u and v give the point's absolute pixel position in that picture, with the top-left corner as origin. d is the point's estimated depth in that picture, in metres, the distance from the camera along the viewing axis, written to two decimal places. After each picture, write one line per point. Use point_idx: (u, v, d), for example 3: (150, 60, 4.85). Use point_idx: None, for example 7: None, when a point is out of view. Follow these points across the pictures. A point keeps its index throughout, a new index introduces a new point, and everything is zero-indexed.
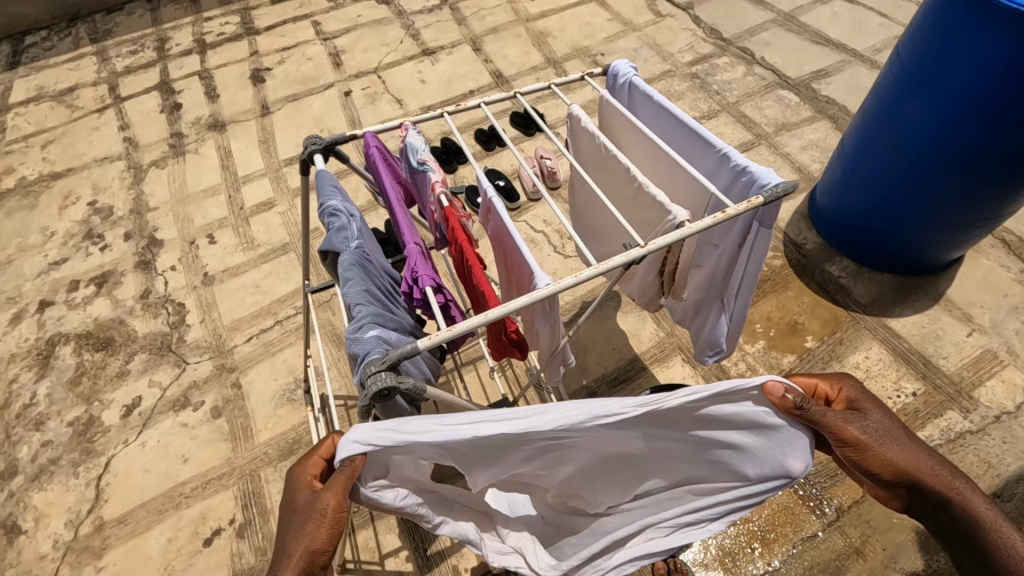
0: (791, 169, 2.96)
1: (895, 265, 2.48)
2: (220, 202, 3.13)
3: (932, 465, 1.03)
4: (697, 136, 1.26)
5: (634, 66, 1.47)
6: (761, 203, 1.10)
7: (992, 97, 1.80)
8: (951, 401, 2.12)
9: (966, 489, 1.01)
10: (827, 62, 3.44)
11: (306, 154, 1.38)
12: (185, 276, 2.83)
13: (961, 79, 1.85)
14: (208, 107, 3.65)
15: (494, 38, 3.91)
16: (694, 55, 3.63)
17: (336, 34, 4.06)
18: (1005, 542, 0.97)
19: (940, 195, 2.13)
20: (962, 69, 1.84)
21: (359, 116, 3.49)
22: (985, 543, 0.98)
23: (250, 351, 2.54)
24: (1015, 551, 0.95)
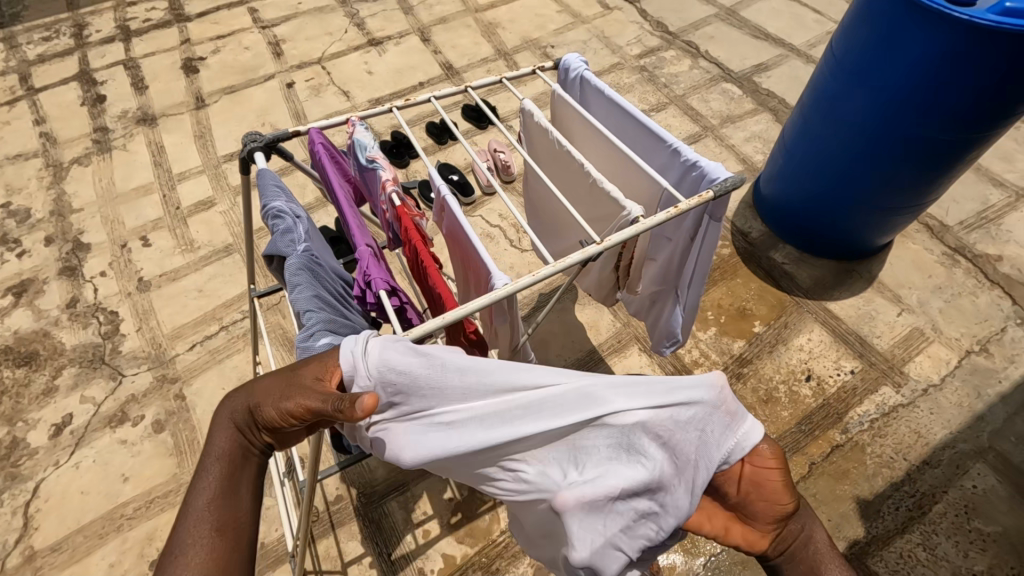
0: (737, 160, 3.07)
1: (834, 251, 2.62)
2: (154, 201, 2.93)
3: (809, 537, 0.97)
4: (649, 131, 1.27)
5: (585, 60, 1.47)
6: (711, 198, 1.12)
7: (917, 90, 1.91)
8: (885, 377, 2.27)
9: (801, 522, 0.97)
10: (767, 57, 3.58)
11: (246, 153, 1.30)
12: (117, 282, 2.64)
13: (893, 68, 1.93)
14: (135, 99, 3.40)
15: (444, 29, 3.83)
16: (642, 48, 3.69)
17: (275, 22, 3.87)
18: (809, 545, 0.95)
19: (874, 181, 2.25)
20: (893, 58, 1.92)
21: (303, 109, 3.35)
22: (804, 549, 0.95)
23: (194, 359, 2.40)
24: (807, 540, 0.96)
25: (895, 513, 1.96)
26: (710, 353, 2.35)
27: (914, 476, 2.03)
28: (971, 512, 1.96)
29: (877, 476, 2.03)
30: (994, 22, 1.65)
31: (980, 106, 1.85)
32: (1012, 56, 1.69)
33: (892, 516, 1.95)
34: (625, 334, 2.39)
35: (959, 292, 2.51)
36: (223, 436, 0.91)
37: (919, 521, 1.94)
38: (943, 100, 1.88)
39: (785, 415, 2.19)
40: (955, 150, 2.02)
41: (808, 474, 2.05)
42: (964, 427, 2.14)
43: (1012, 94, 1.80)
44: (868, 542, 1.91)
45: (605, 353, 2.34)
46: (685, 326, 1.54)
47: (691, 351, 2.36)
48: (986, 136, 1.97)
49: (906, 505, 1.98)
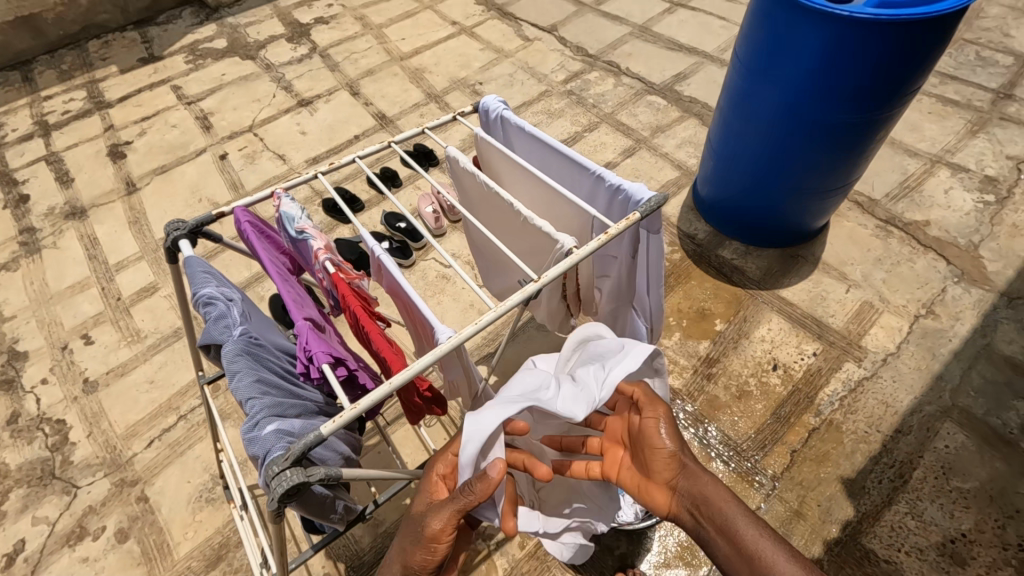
0: (672, 167, 3.17)
1: (778, 240, 2.71)
2: (92, 296, 2.81)
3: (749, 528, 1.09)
4: (572, 161, 1.29)
5: (503, 99, 1.52)
6: (639, 218, 1.14)
7: (813, 82, 2.05)
8: (845, 353, 2.34)
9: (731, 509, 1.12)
10: (683, 66, 3.74)
11: (170, 242, 1.26)
12: (60, 387, 2.49)
13: (795, 64, 2.05)
14: (61, 194, 3.28)
15: (371, 80, 3.88)
16: (567, 73, 3.81)
17: (201, 96, 3.84)
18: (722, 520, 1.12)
19: (798, 170, 2.37)
20: (793, 56, 2.04)
21: (239, 178, 3.30)
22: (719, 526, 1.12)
23: (153, 456, 2.27)
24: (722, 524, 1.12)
25: (879, 487, 1.99)
26: (679, 358, 2.37)
27: (890, 446, 2.08)
28: (948, 472, 2.01)
29: (856, 453, 2.07)
30: (871, 14, 1.78)
31: (872, 92, 1.99)
32: (889, 42, 1.83)
33: (877, 490, 1.99)
34: None
35: (897, 261, 2.63)
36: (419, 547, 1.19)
37: (902, 490, 1.98)
38: (839, 89, 2.02)
39: (760, 407, 2.21)
40: (861, 133, 2.16)
41: (791, 463, 2.07)
42: (927, 389, 2.21)
43: (901, 76, 1.94)
44: (859, 520, 1.93)
45: None
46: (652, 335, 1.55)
47: None
48: (885, 117, 2.11)
49: (888, 476, 2.02)
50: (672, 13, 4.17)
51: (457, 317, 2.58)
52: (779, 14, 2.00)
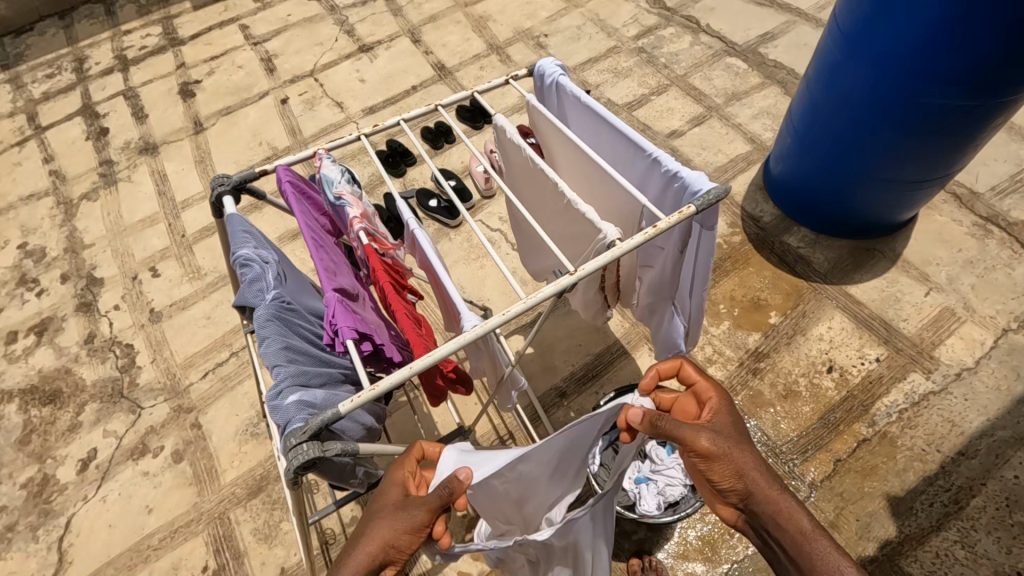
0: (744, 140, 2.91)
1: (853, 230, 2.47)
2: (160, 231, 2.97)
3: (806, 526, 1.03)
4: (627, 140, 1.19)
5: (561, 64, 1.44)
6: (693, 212, 1.04)
7: (920, 58, 1.79)
8: (913, 363, 2.14)
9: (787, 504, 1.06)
10: (772, 24, 3.36)
11: (215, 198, 1.27)
12: (130, 314, 2.69)
13: (903, 34, 1.78)
14: (136, 129, 3.44)
15: (433, 28, 3.75)
16: (639, 28, 3.53)
17: (266, 37, 3.85)
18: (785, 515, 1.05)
19: (887, 156, 2.12)
20: (902, 23, 1.77)
21: (298, 124, 3.33)
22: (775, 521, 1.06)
23: (207, 387, 2.44)
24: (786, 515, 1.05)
25: (929, 510, 1.85)
26: (724, 349, 2.25)
27: (948, 469, 1.92)
28: (1013, 505, 1.84)
29: (908, 470, 1.93)
30: None
31: (992, 73, 1.71)
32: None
33: (926, 513, 1.85)
34: (633, 335, 2.35)
35: (992, 265, 2.34)
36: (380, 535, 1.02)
37: (955, 517, 1.84)
38: (951, 67, 1.75)
39: (806, 410, 2.09)
40: (971, 120, 1.88)
41: (832, 472, 1.95)
42: (1003, 413, 2.00)
43: None
44: (899, 541, 1.81)
45: (615, 355, 2.30)
46: (690, 335, 1.46)
47: (704, 348, 2.27)
48: (1005, 103, 1.82)
49: (941, 500, 1.87)
50: None
51: (499, 283, 2.55)
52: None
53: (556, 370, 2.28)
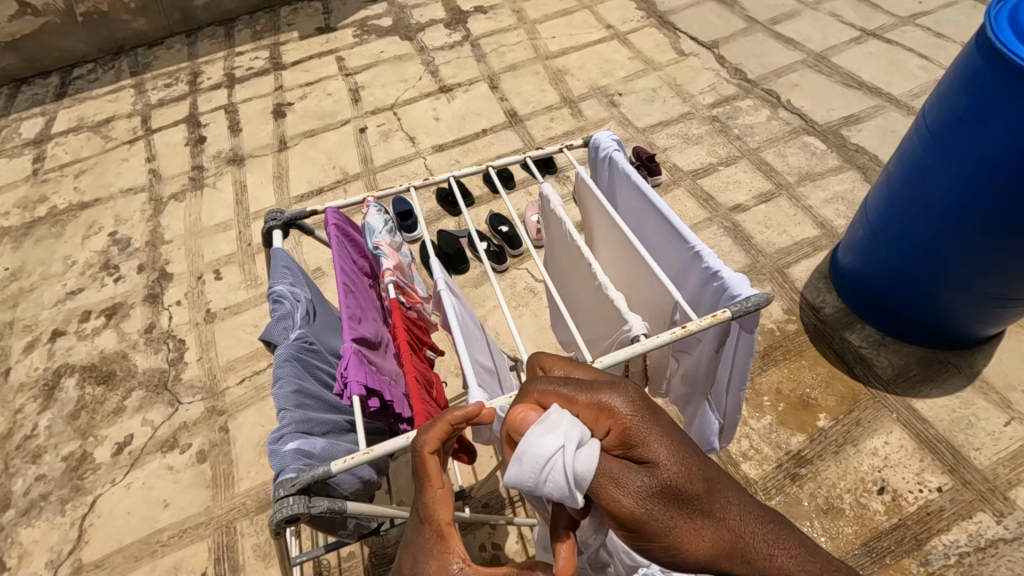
0: (813, 224, 2.77)
1: (926, 339, 2.26)
2: (230, 237, 3.18)
3: None
4: (670, 228, 1.15)
5: (617, 138, 1.42)
6: (728, 317, 0.98)
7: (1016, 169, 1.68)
8: (982, 502, 1.89)
9: None
10: (859, 107, 3.23)
11: (266, 231, 1.34)
12: (189, 311, 2.87)
13: (1006, 136, 1.67)
14: (229, 141, 3.75)
15: (512, 76, 3.88)
16: (716, 97, 3.49)
17: (358, 70, 4.13)
18: None
19: (970, 266, 1.95)
20: (1006, 125, 1.66)
21: (371, 153, 3.51)
22: None
23: (241, 393, 2.54)
24: None
25: None
26: (762, 446, 2.09)
27: None
28: None
29: None
30: None
31: None
32: None
33: None
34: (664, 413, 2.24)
35: None
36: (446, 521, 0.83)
37: None
38: None
39: (849, 532, 1.88)
40: None
41: None
42: None
43: None
44: None
45: None
46: (723, 433, 1.37)
47: (739, 441, 2.11)
48: None
49: None
50: (861, 43, 3.61)
51: (534, 335, 2.53)
52: (995, 74, 1.65)
53: None
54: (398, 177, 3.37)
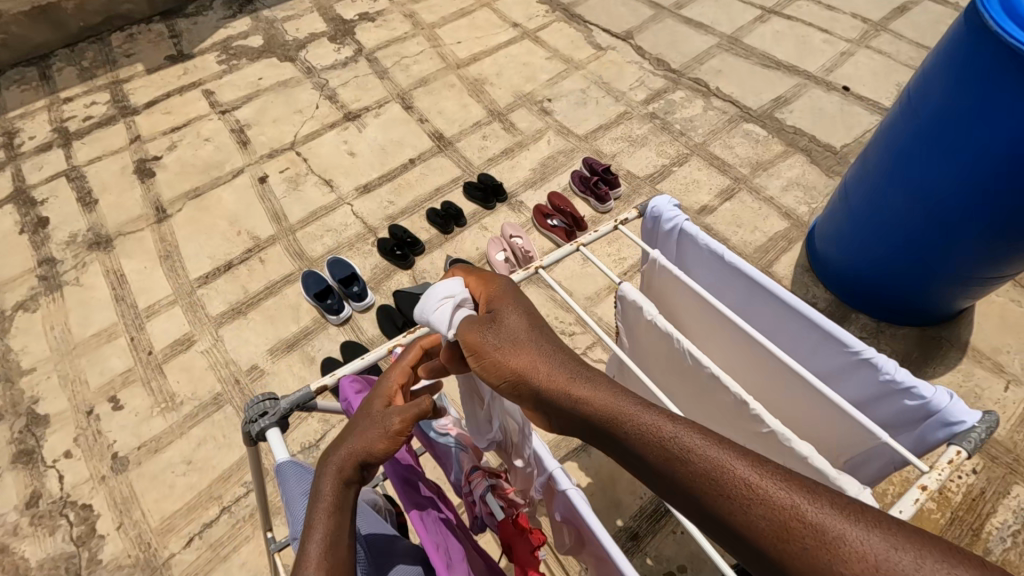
0: (779, 216, 2.74)
1: (913, 319, 2.31)
2: (120, 349, 2.47)
3: (707, 448, 0.67)
4: (821, 329, 0.96)
5: (677, 203, 1.16)
6: (964, 457, 0.81)
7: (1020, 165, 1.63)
8: (1013, 474, 1.96)
9: (721, 458, 0.66)
10: (783, 88, 3.27)
11: (257, 432, 0.93)
12: (86, 464, 2.18)
13: (987, 118, 1.64)
14: (84, 218, 2.93)
15: (426, 92, 3.45)
16: (647, 91, 3.36)
17: (236, 104, 3.43)
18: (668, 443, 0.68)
19: (969, 256, 1.92)
20: (988, 106, 1.63)
21: (282, 207, 2.93)
22: (647, 451, 0.69)
23: (193, 559, 1.96)
24: (668, 448, 0.68)
25: None
26: None
27: None
28: None
29: None
30: None
31: None
32: None
33: None
34: None
35: None
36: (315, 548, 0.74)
37: None
38: None
39: None
40: None
41: None
42: None
43: None
44: None
45: None
46: None
47: None
48: None
49: None
50: (765, 22, 3.67)
51: None
52: (982, 53, 1.59)
53: (621, 506, 2.00)
54: (325, 232, 2.83)
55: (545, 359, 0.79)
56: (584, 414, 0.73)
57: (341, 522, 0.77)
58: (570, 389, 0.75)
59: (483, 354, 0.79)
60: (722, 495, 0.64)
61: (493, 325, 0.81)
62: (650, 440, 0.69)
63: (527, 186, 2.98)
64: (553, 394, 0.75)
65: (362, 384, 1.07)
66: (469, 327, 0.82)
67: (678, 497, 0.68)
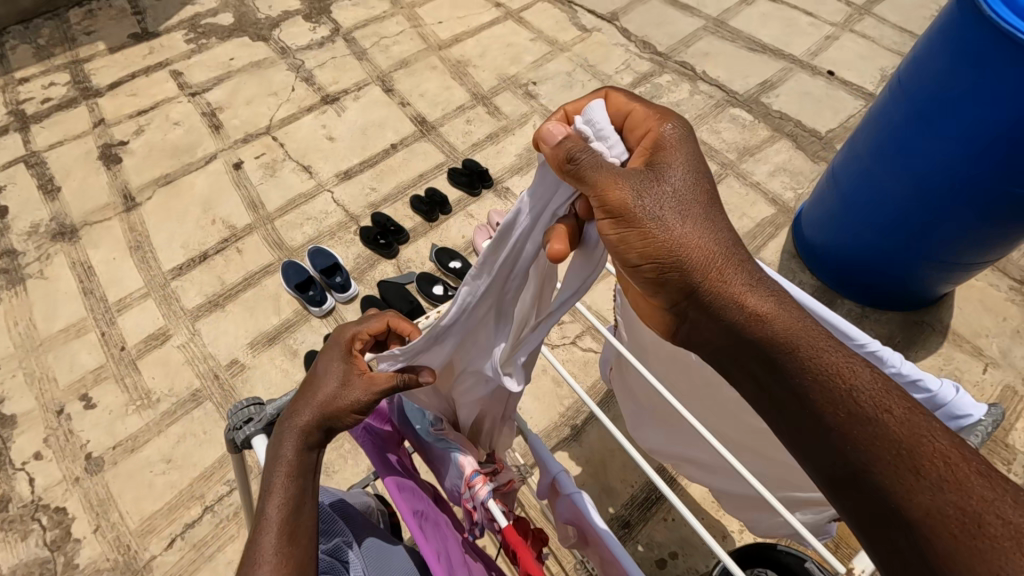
0: (767, 201, 2.74)
1: (897, 303, 2.34)
2: (91, 344, 2.37)
3: (895, 403, 0.70)
4: None
5: None
6: None
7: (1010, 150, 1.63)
8: (991, 454, 2.01)
9: (905, 414, 0.69)
10: (769, 72, 3.25)
11: (240, 441, 0.88)
12: (58, 465, 2.09)
13: (981, 102, 1.63)
14: (46, 207, 2.77)
15: (407, 74, 3.33)
16: (634, 75, 3.30)
17: (206, 85, 3.27)
18: (852, 382, 0.72)
19: (955, 241, 1.94)
20: (983, 89, 1.61)
21: (258, 194, 2.82)
22: (826, 384, 0.73)
23: (176, 560, 1.90)
24: (851, 383, 0.72)
25: None
26: None
27: None
28: None
29: None
30: None
31: None
32: None
33: None
34: None
35: None
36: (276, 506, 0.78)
37: None
38: None
39: None
40: None
41: None
42: None
43: None
44: None
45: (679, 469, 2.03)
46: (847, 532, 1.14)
47: None
48: None
49: None
50: (751, 4, 3.63)
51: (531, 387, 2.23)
52: (976, 38, 1.57)
53: (613, 494, 2.00)
54: (305, 221, 2.74)
55: (733, 267, 0.80)
56: (763, 330, 0.77)
57: (300, 491, 0.80)
58: (747, 300, 0.79)
59: (631, 212, 0.77)
60: (892, 452, 0.67)
61: (657, 183, 0.80)
62: (827, 368, 0.73)
63: (512, 171, 2.92)
64: (725, 297, 0.79)
65: None
66: (615, 177, 0.77)
67: (821, 423, 0.73)
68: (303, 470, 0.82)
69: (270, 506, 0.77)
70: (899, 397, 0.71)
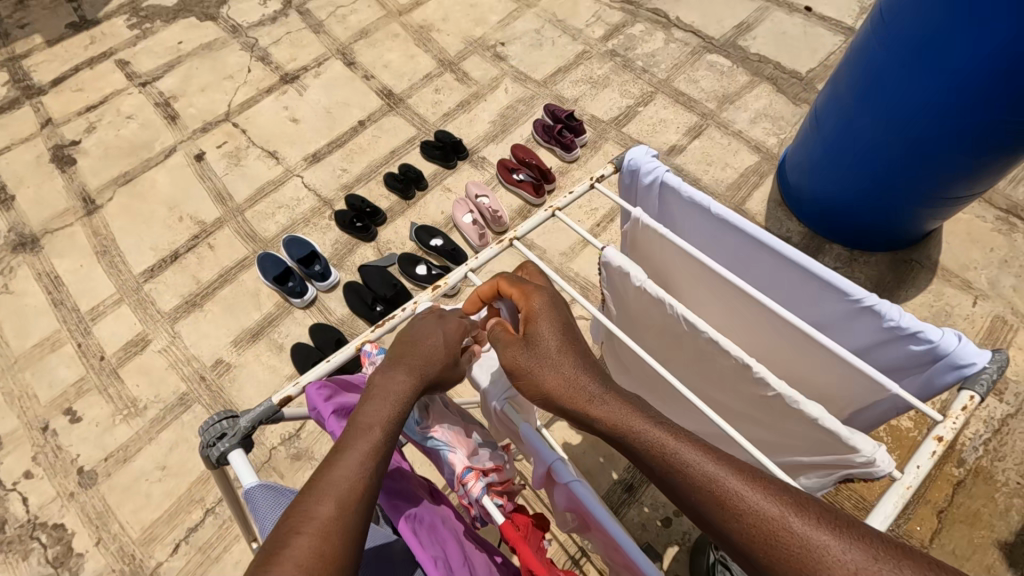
0: (750, 149, 2.68)
1: (885, 243, 2.31)
2: (68, 357, 2.29)
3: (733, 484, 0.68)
4: (820, 278, 0.91)
5: (656, 152, 1.07)
6: (979, 401, 0.81)
7: (994, 81, 1.56)
8: None
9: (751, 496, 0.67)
10: (745, 13, 3.13)
11: (217, 457, 0.84)
12: (50, 483, 2.04)
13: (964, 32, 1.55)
14: (2, 218, 2.64)
15: (367, 45, 3.16)
16: (605, 27, 3.16)
17: (156, 73, 3.09)
18: (696, 479, 0.70)
19: (942, 178, 1.90)
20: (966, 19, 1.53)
21: (225, 186, 2.70)
22: (678, 482, 0.71)
23: (182, 565, 1.89)
24: (693, 476, 0.70)
25: None
26: None
27: None
28: None
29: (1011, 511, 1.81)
30: None
31: None
32: None
33: None
34: None
35: None
36: (324, 497, 0.72)
37: None
38: None
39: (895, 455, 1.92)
40: None
41: (940, 526, 1.79)
42: None
43: None
44: None
45: None
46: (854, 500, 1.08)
47: None
48: None
49: None
50: None
51: None
52: None
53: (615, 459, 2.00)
54: (277, 210, 2.63)
55: (565, 371, 0.82)
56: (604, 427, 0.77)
57: (369, 477, 0.75)
58: (587, 404, 0.79)
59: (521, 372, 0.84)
60: (763, 544, 0.65)
61: (529, 344, 0.84)
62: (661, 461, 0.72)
63: (487, 140, 2.81)
64: (572, 403, 0.80)
65: (332, 389, 0.97)
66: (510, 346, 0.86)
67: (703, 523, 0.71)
68: (368, 495, 0.74)
69: (320, 500, 0.72)
70: (736, 477, 0.69)
